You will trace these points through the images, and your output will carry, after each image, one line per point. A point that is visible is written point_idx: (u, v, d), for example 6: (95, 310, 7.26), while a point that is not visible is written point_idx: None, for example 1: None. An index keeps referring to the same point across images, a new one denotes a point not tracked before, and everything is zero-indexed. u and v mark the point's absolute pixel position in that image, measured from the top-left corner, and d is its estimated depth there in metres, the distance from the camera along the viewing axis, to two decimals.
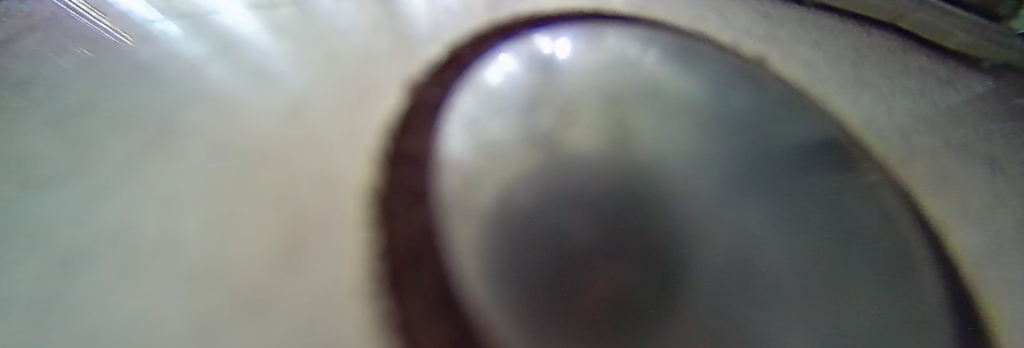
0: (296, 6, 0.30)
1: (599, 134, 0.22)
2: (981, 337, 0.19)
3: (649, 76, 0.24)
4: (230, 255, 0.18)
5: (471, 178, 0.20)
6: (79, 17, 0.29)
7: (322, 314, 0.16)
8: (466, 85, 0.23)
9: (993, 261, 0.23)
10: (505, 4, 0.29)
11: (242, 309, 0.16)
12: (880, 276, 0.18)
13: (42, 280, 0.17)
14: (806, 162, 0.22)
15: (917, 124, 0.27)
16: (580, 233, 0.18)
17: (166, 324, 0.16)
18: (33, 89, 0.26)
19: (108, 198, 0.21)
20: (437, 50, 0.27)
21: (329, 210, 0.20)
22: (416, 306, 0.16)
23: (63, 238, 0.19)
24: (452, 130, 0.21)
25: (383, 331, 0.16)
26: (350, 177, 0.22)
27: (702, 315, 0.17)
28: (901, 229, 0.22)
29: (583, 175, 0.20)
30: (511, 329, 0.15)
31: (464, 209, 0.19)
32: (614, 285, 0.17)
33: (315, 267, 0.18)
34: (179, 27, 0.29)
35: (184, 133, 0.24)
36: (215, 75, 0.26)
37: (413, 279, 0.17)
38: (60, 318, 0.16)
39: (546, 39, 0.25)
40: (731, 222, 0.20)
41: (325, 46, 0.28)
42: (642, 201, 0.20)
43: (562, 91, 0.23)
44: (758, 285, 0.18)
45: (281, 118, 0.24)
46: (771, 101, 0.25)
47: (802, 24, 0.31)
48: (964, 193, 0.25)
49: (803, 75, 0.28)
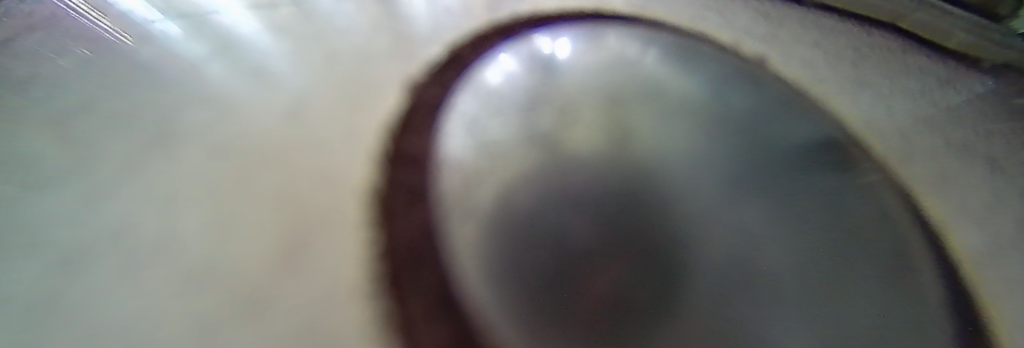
0: (296, 6, 0.30)
1: (599, 134, 0.22)
2: (981, 337, 0.19)
3: (649, 76, 0.24)
4: (229, 255, 0.18)
5: (471, 178, 0.20)
6: (78, 17, 0.28)
7: (322, 314, 0.16)
8: (466, 85, 0.23)
9: (992, 261, 0.23)
10: (505, 4, 0.29)
11: (242, 309, 0.16)
12: (880, 276, 0.18)
13: (44, 280, 0.17)
14: (806, 162, 0.22)
15: (917, 124, 0.27)
16: (580, 233, 0.18)
17: (166, 324, 0.16)
18: (33, 89, 0.26)
19: (107, 198, 0.21)
20: (437, 50, 0.27)
21: (328, 211, 0.20)
22: (416, 306, 0.16)
23: (62, 238, 0.19)
24: (452, 130, 0.21)
25: (383, 331, 0.16)
26: (350, 177, 0.22)
27: (701, 314, 0.17)
28: (901, 229, 0.22)
29: (583, 175, 0.20)
30: (512, 330, 0.15)
31: (464, 209, 0.19)
32: (615, 285, 0.17)
33: (315, 266, 0.18)
34: (179, 27, 0.28)
35: (184, 132, 0.24)
36: (214, 74, 0.26)
37: (413, 279, 0.17)
38: (61, 318, 0.16)
39: (546, 39, 0.25)
40: (731, 222, 0.20)
41: (325, 46, 0.28)
42: (642, 201, 0.20)
43: (562, 91, 0.23)
44: (758, 285, 0.18)
45: (281, 118, 0.24)
46: (771, 102, 0.25)
47: (802, 24, 0.31)
48: (965, 193, 0.25)
49: (803, 74, 0.28)
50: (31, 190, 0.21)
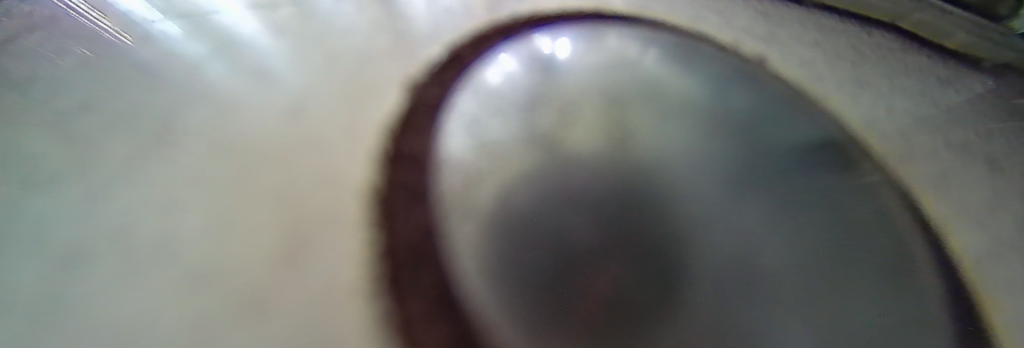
0: (296, 6, 0.30)
1: (600, 133, 0.21)
2: (979, 335, 0.19)
3: (650, 75, 0.24)
4: (226, 254, 0.18)
5: (471, 178, 0.19)
6: (78, 16, 0.29)
7: (320, 314, 0.16)
8: (467, 85, 0.23)
9: (990, 260, 0.23)
10: (506, 6, 0.29)
11: (239, 308, 0.16)
12: (879, 275, 0.19)
13: (48, 279, 0.18)
14: (808, 162, 0.22)
15: (919, 124, 0.27)
16: (580, 234, 0.18)
17: (164, 322, 0.16)
18: (34, 90, 0.26)
19: (104, 197, 0.21)
20: (438, 50, 0.28)
21: (326, 211, 0.20)
22: (416, 306, 0.17)
23: (61, 240, 0.19)
24: (452, 129, 0.21)
25: (384, 332, 0.16)
26: (349, 177, 0.22)
27: (703, 316, 0.17)
28: (901, 229, 0.22)
29: (583, 175, 0.20)
30: (512, 330, 0.16)
31: (464, 210, 0.19)
32: (615, 286, 0.17)
33: (314, 267, 0.18)
34: (179, 27, 0.29)
35: (183, 131, 0.24)
36: (214, 73, 0.26)
37: (413, 279, 0.17)
38: (66, 318, 0.16)
39: (546, 40, 0.25)
40: (732, 223, 0.20)
41: (325, 46, 0.28)
42: (643, 201, 0.20)
43: (563, 90, 0.23)
44: (760, 285, 0.18)
45: (281, 118, 0.24)
46: (769, 102, 0.25)
47: (803, 23, 0.31)
48: (965, 193, 0.25)
49: (804, 74, 0.28)
50: (30, 191, 0.21)
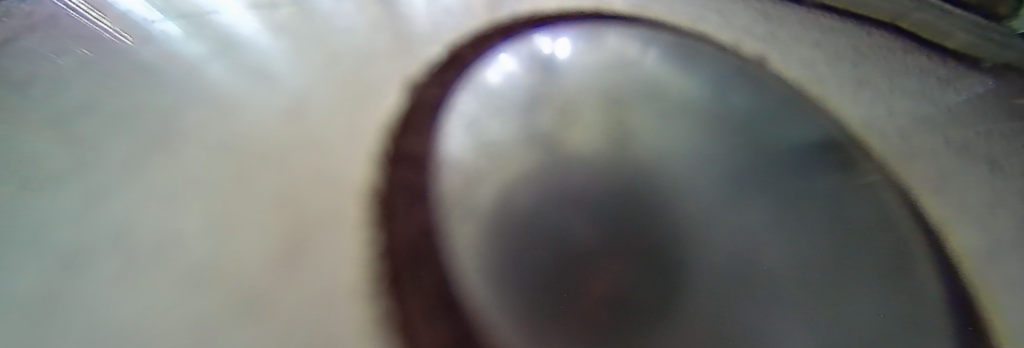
0: (297, 6, 0.30)
1: (599, 135, 0.22)
2: (979, 336, 0.19)
3: (649, 75, 0.24)
4: (228, 254, 0.18)
5: (471, 178, 0.19)
6: (78, 16, 0.29)
7: (320, 315, 0.16)
8: (466, 85, 0.23)
9: (991, 261, 0.23)
10: (506, 6, 0.29)
11: (239, 309, 0.16)
12: (881, 275, 0.18)
13: (49, 279, 0.18)
14: (808, 163, 0.22)
15: (918, 124, 0.27)
16: (580, 234, 0.19)
17: (163, 322, 0.16)
18: (33, 92, 0.26)
19: (105, 198, 0.21)
20: (438, 50, 0.28)
21: (327, 212, 0.20)
22: (416, 306, 0.16)
23: (61, 241, 0.19)
24: (452, 130, 0.21)
25: (383, 332, 0.16)
26: (350, 177, 0.22)
27: (703, 316, 0.17)
28: (899, 228, 0.22)
29: (583, 176, 0.20)
30: (513, 330, 0.15)
31: (464, 209, 0.19)
32: (616, 286, 0.17)
33: (315, 267, 0.18)
34: (179, 27, 0.28)
35: (184, 132, 0.24)
36: (214, 73, 0.26)
37: (413, 278, 0.17)
38: (65, 317, 0.16)
39: (546, 39, 0.25)
40: (731, 224, 0.20)
41: (325, 46, 0.28)
42: (644, 202, 0.20)
43: (563, 90, 0.23)
44: (758, 283, 0.18)
45: (280, 118, 0.24)
46: (770, 102, 0.25)
47: (802, 23, 0.31)
48: (965, 193, 0.25)
49: (803, 74, 0.28)
50: (30, 191, 0.21)
